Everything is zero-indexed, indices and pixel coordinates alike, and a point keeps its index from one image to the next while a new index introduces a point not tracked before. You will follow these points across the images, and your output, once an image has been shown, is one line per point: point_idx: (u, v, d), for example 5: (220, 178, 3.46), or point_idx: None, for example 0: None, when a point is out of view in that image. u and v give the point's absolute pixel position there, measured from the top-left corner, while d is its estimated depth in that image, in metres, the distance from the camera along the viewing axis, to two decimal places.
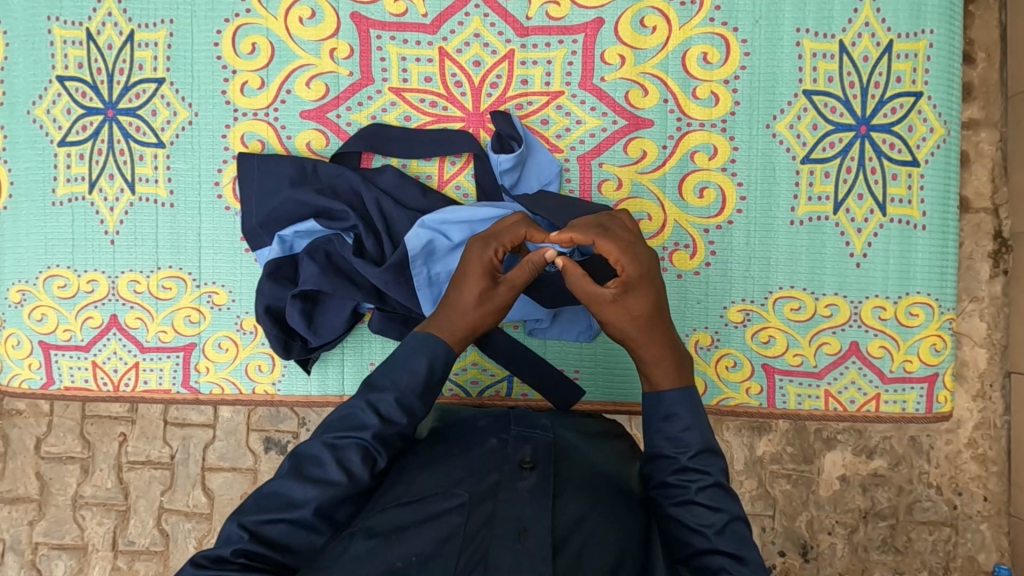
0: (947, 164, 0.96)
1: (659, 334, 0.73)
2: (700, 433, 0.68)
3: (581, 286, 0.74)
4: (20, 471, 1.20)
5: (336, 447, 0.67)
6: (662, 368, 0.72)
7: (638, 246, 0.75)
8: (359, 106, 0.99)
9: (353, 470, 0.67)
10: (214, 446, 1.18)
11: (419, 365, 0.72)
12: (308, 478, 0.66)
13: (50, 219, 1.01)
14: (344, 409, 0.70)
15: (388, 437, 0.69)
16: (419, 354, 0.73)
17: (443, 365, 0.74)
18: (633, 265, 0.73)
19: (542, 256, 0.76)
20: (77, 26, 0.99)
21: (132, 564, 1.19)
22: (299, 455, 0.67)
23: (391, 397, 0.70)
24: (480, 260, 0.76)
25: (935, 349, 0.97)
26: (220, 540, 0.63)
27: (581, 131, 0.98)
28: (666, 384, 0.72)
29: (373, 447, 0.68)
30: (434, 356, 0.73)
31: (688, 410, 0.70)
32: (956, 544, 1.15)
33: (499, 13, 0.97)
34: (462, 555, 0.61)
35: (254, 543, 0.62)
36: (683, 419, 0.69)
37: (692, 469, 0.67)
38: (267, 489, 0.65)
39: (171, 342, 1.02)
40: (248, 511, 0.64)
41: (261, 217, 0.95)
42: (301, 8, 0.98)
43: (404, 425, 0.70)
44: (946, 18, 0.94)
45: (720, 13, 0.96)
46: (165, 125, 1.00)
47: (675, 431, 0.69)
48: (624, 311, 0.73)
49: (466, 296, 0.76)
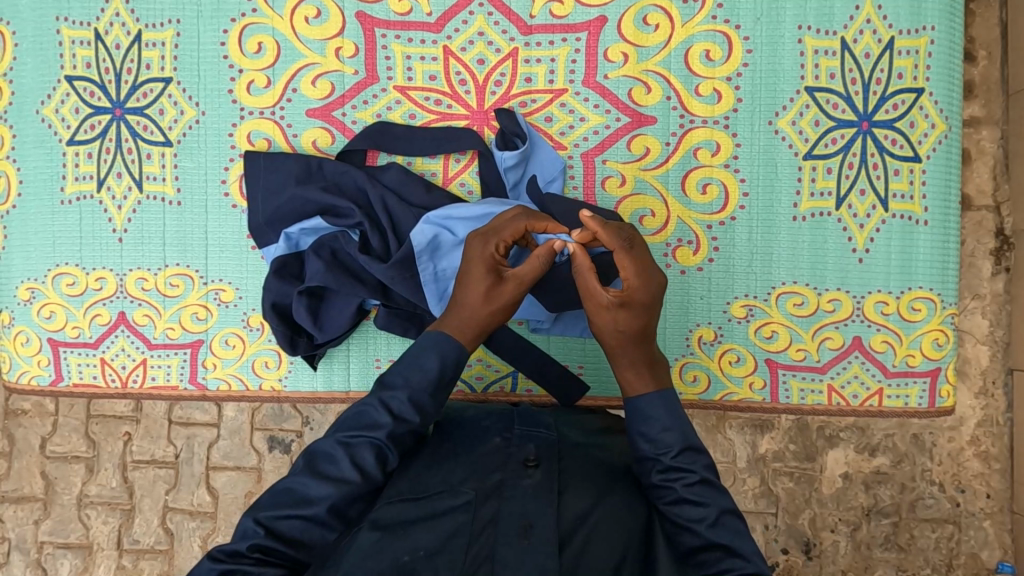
0: (948, 159, 0.97)
1: (641, 346, 0.74)
2: (679, 433, 0.69)
3: (584, 281, 0.76)
4: (26, 471, 1.21)
5: (349, 445, 0.68)
6: (630, 374, 0.74)
7: (653, 269, 0.75)
8: (364, 105, 0.99)
9: (366, 468, 0.67)
10: (218, 445, 1.19)
11: (428, 362, 0.73)
12: (322, 475, 0.66)
13: (58, 218, 1.01)
14: (358, 407, 0.71)
15: (401, 436, 0.70)
16: (429, 351, 0.73)
17: (454, 366, 0.74)
18: (640, 288, 0.74)
19: (550, 246, 0.78)
20: (85, 27, 1.00)
21: (137, 563, 1.20)
22: (314, 453, 0.68)
23: (403, 395, 0.71)
24: (483, 256, 0.77)
25: (937, 343, 0.98)
26: (236, 534, 0.64)
27: (585, 129, 0.99)
28: (639, 389, 0.73)
29: (386, 445, 0.69)
30: (443, 354, 0.73)
31: (665, 412, 0.71)
32: (959, 542, 1.15)
33: (502, 11, 0.98)
34: (469, 550, 0.63)
35: (270, 538, 0.63)
36: (660, 421, 0.70)
37: (675, 468, 0.68)
38: (282, 485, 0.66)
39: (178, 339, 1.02)
40: (263, 506, 0.65)
41: (267, 214, 0.96)
42: (306, 8, 0.99)
43: (416, 424, 0.71)
44: (946, 15, 0.95)
45: (723, 10, 0.96)
46: (171, 124, 1.01)
47: (654, 433, 0.70)
48: (612, 321, 0.74)
49: (472, 294, 0.76)
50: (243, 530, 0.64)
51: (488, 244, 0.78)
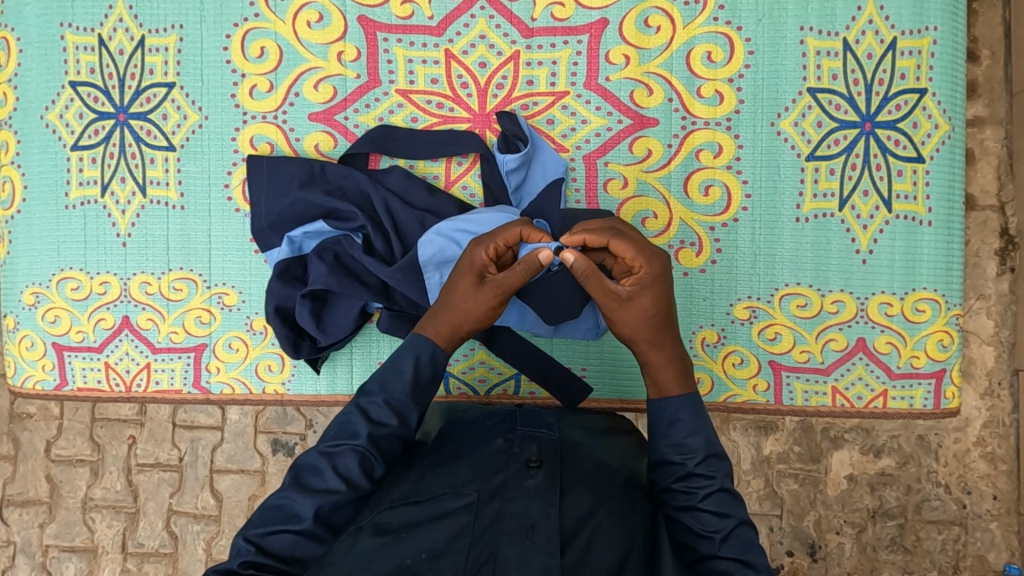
0: (952, 160, 0.96)
1: (669, 336, 0.75)
2: (704, 439, 0.69)
3: (596, 281, 0.73)
4: (31, 474, 1.22)
5: (332, 455, 0.68)
6: (668, 372, 0.73)
7: (652, 247, 0.76)
8: (367, 108, 1.00)
9: (351, 476, 0.68)
10: (222, 448, 1.19)
11: (404, 364, 0.74)
12: (308, 488, 0.67)
13: (63, 222, 1.02)
14: (339, 418, 0.72)
15: (383, 441, 0.70)
16: (406, 354, 0.74)
17: (431, 366, 0.75)
18: (655, 261, 0.75)
19: (534, 257, 0.74)
20: (89, 33, 1.00)
21: (142, 566, 1.20)
22: (299, 467, 0.69)
23: (380, 399, 0.71)
24: (470, 262, 0.78)
25: (942, 344, 0.97)
26: (231, 555, 0.65)
27: (586, 131, 0.99)
28: (670, 390, 0.73)
29: (369, 453, 0.69)
30: (419, 355, 0.75)
31: (691, 415, 0.71)
32: (966, 544, 1.14)
33: (503, 15, 0.98)
34: (472, 551, 0.62)
35: (260, 555, 0.63)
36: (687, 424, 0.70)
37: (699, 474, 0.68)
38: (270, 502, 0.66)
39: (182, 342, 1.03)
40: (253, 524, 0.65)
41: (271, 217, 0.96)
42: (309, 12, 0.99)
43: (397, 427, 0.71)
44: (949, 15, 0.94)
45: (724, 12, 0.96)
46: (175, 129, 1.01)
47: (681, 437, 0.70)
48: (639, 311, 0.73)
49: (457, 298, 0.78)
50: (237, 551, 0.65)
51: (480, 248, 0.78)
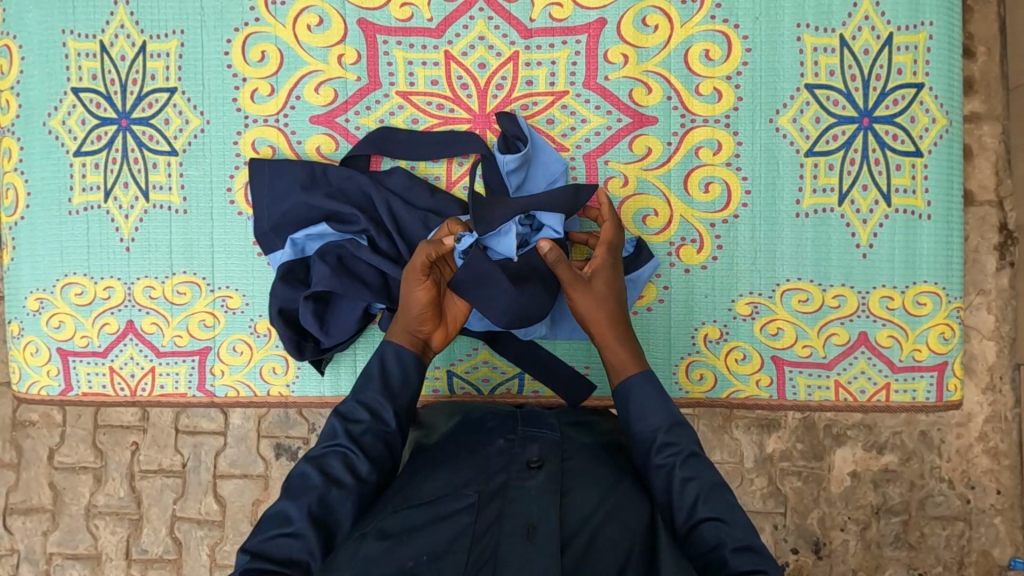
0: (949, 154, 0.97)
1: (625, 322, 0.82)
2: (666, 414, 0.74)
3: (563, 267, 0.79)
4: (34, 482, 1.22)
5: (316, 458, 0.71)
6: (625, 354, 0.80)
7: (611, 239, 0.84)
8: (367, 110, 1.00)
9: (335, 473, 0.70)
10: (225, 453, 1.19)
11: (371, 367, 0.78)
12: (297, 493, 0.68)
13: (66, 227, 1.02)
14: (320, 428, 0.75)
15: (363, 439, 0.73)
16: (372, 357, 0.80)
17: (398, 364, 0.80)
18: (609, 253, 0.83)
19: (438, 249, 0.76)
20: (91, 39, 1.01)
21: (146, 572, 1.20)
22: (287, 477, 0.70)
23: (352, 399, 0.75)
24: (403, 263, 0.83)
25: (943, 337, 0.97)
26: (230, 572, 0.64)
27: (586, 130, 0.99)
28: (631, 368, 0.79)
29: (351, 451, 0.71)
30: (383, 354, 0.79)
31: (652, 390, 0.76)
32: (970, 539, 1.15)
33: (502, 15, 0.99)
34: (473, 550, 0.62)
35: (257, 560, 0.63)
36: (649, 402, 0.75)
37: (665, 442, 0.72)
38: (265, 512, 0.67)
39: (186, 346, 1.03)
40: (249, 536, 0.66)
41: (274, 220, 0.97)
42: (309, 16, 0.99)
43: (372, 423, 0.74)
44: (944, 10, 0.95)
45: (721, 10, 0.97)
46: (177, 133, 1.01)
47: (644, 412, 0.75)
48: (595, 298, 0.81)
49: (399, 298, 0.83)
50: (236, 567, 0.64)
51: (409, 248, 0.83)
